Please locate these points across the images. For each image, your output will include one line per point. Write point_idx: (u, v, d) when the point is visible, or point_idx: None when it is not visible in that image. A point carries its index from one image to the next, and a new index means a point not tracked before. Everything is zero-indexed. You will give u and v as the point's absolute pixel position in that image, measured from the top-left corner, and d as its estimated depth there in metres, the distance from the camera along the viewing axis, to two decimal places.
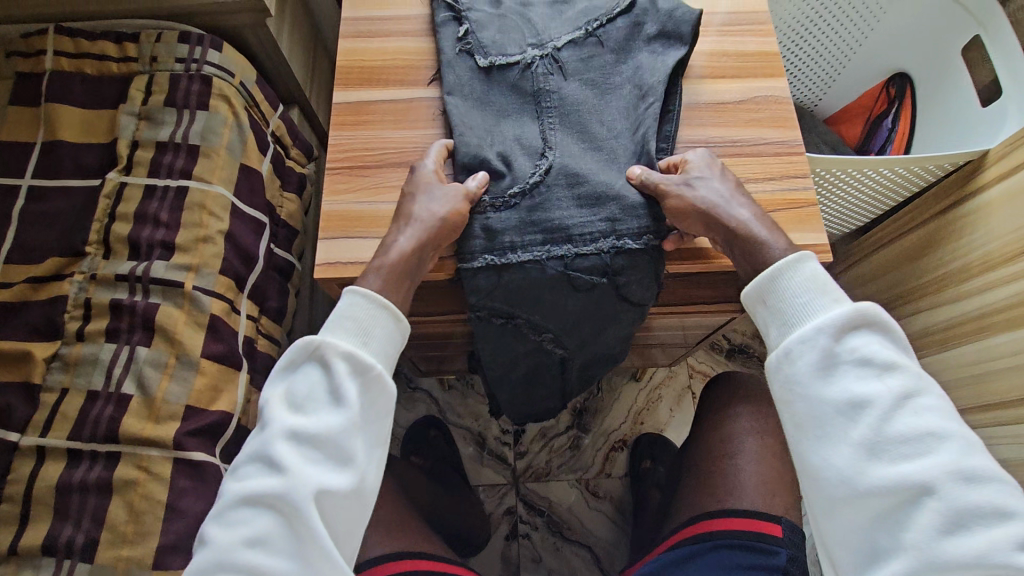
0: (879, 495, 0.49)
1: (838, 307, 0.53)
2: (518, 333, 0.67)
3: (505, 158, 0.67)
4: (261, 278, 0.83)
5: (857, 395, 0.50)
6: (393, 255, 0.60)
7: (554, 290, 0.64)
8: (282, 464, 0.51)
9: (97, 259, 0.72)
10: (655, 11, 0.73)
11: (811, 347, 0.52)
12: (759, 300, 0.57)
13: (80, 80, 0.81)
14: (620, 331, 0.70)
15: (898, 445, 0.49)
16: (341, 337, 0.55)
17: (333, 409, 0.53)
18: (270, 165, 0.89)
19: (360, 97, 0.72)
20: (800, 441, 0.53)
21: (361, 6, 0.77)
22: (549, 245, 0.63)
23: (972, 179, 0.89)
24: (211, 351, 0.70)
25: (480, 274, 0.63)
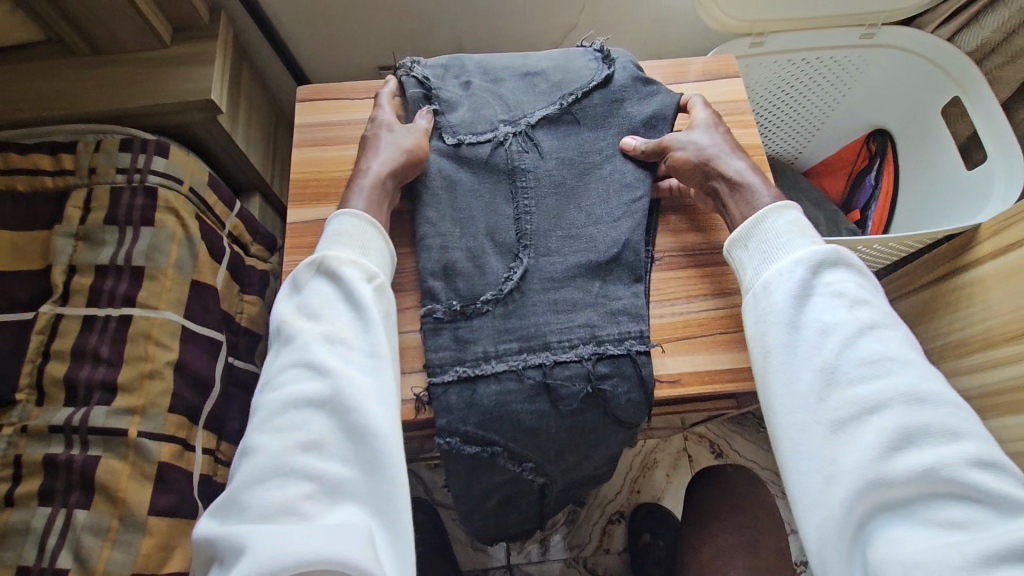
0: (839, 415, 0.48)
1: (814, 247, 0.55)
2: (494, 466, 0.59)
3: (476, 257, 0.62)
4: (219, 402, 0.76)
5: (824, 321, 0.51)
6: (368, 180, 0.61)
7: (535, 408, 0.57)
8: (325, 367, 0.48)
9: (29, 407, 0.65)
10: (634, 90, 0.70)
11: (787, 278, 0.54)
12: (742, 245, 0.59)
13: (11, 200, 0.74)
14: (606, 452, 0.64)
15: (856, 367, 0.48)
16: (340, 252, 0.55)
17: (353, 316, 0.52)
18: (226, 271, 0.82)
19: (317, 214, 0.67)
20: (767, 371, 0.53)
21: (318, 110, 0.72)
22: (525, 355, 0.58)
23: (970, 247, 0.86)
24: (161, 505, 0.63)
25: (452, 390, 0.57)
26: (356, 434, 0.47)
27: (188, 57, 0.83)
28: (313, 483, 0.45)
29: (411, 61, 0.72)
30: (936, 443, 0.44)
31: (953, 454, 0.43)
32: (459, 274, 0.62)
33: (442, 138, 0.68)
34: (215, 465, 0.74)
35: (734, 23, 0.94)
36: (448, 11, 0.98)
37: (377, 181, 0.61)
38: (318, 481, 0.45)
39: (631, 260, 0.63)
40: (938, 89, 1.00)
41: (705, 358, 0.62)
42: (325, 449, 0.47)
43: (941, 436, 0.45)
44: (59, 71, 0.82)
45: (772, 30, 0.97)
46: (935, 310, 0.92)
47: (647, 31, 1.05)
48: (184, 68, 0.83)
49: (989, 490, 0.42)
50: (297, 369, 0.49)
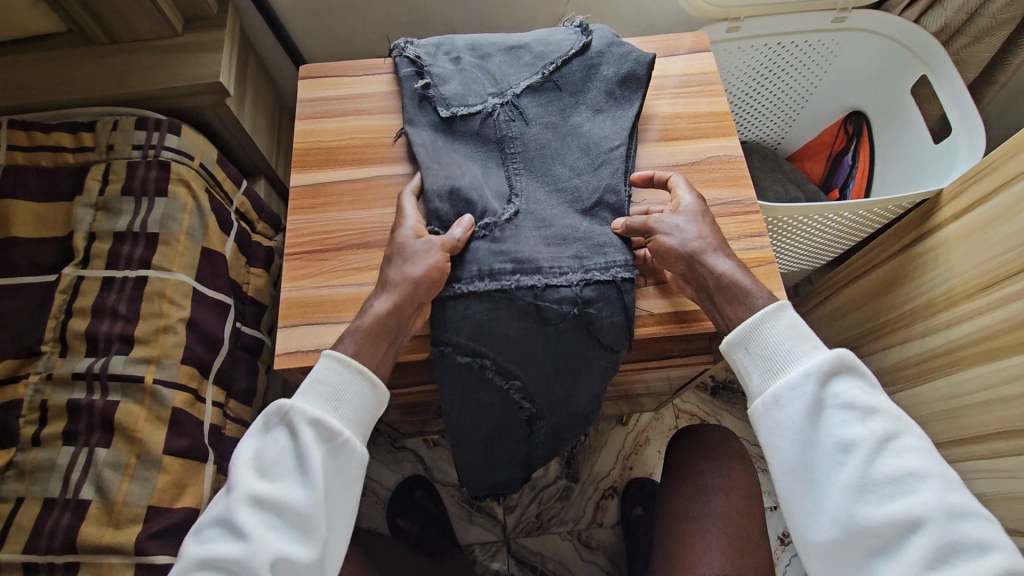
0: (871, 535, 0.50)
1: (817, 353, 0.55)
2: (483, 378, 0.64)
3: (471, 197, 0.67)
4: (227, 361, 0.81)
5: (843, 439, 0.52)
6: (369, 317, 0.59)
7: (525, 325, 0.62)
8: (247, 532, 0.50)
9: (53, 357, 0.70)
10: (611, 54, 0.75)
11: (798, 393, 0.54)
12: (740, 346, 0.57)
13: (35, 173, 0.80)
14: (595, 380, 0.67)
15: (881, 487, 0.50)
16: (310, 403, 0.55)
17: (300, 482, 0.52)
18: (234, 242, 0.88)
19: (318, 179, 0.72)
20: (788, 488, 0.54)
21: (319, 87, 0.78)
22: (519, 276, 0.62)
23: (934, 213, 0.91)
24: (174, 446, 0.68)
25: (450, 304, 0.62)
26: None
27: (198, 44, 0.90)
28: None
29: (405, 41, 0.77)
30: (965, 557, 0.48)
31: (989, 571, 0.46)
32: (464, 204, 0.66)
33: (436, 108, 0.73)
34: (223, 417, 0.79)
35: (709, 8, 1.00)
36: (441, 3, 1.04)
37: (375, 320, 0.59)
38: None
39: (610, 204, 0.68)
40: (906, 67, 1.06)
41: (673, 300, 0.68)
42: None
43: (971, 548, 0.48)
44: (78, 59, 0.88)
45: (746, 15, 1.03)
46: (903, 276, 0.97)
47: (629, 20, 1.11)
48: (195, 54, 0.89)
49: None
50: (222, 526, 0.52)
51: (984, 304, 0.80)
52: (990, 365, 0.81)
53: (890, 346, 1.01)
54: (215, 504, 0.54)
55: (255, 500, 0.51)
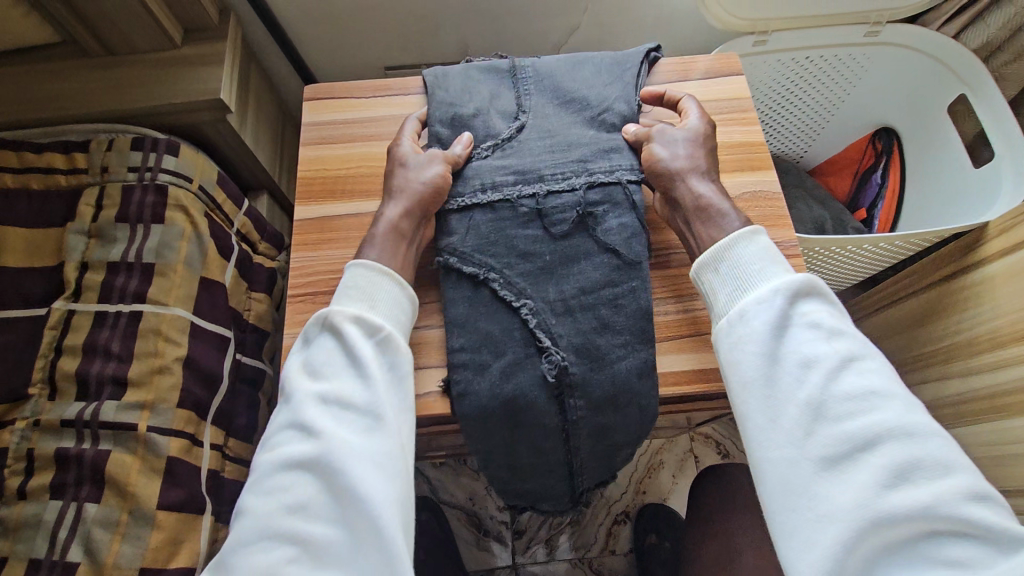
0: (831, 454, 0.46)
1: (788, 275, 0.52)
2: (492, 301, 0.60)
3: (479, 117, 0.68)
4: (227, 399, 0.76)
5: (806, 355, 0.48)
6: (381, 224, 0.61)
7: (530, 231, 0.62)
8: (314, 428, 0.48)
9: (42, 401, 0.66)
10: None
11: (764, 308, 0.51)
12: (712, 265, 0.56)
13: (25, 196, 0.75)
14: (626, 316, 0.59)
15: (844, 403, 0.46)
16: (348, 303, 0.54)
17: (352, 372, 0.51)
18: (235, 269, 0.83)
19: (324, 212, 0.67)
20: (746, 410, 0.50)
21: (326, 109, 0.73)
22: (521, 187, 0.63)
23: (975, 248, 0.85)
24: (169, 499, 0.64)
25: (456, 212, 0.63)
26: (346, 505, 0.46)
27: (198, 58, 0.85)
28: (296, 545, 0.45)
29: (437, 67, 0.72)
30: (929, 478, 0.44)
31: (952, 491, 0.42)
32: (473, 124, 0.68)
33: None
34: (222, 461, 0.74)
35: (734, 20, 0.94)
36: (454, 12, 0.99)
37: (392, 225, 0.60)
38: (300, 544, 0.45)
39: (618, 114, 0.68)
40: (944, 85, 0.99)
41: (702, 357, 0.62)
42: (310, 511, 0.46)
43: (935, 468, 0.44)
44: (72, 72, 0.83)
45: (778, 27, 0.97)
46: (941, 310, 0.92)
47: (652, 31, 1.05)
48: (194, 68, 0.84)
49: (988, 525, 0.41)
50: (286, 433, 0.50)
51: None
52: None
53: (924, 382, 0.96)
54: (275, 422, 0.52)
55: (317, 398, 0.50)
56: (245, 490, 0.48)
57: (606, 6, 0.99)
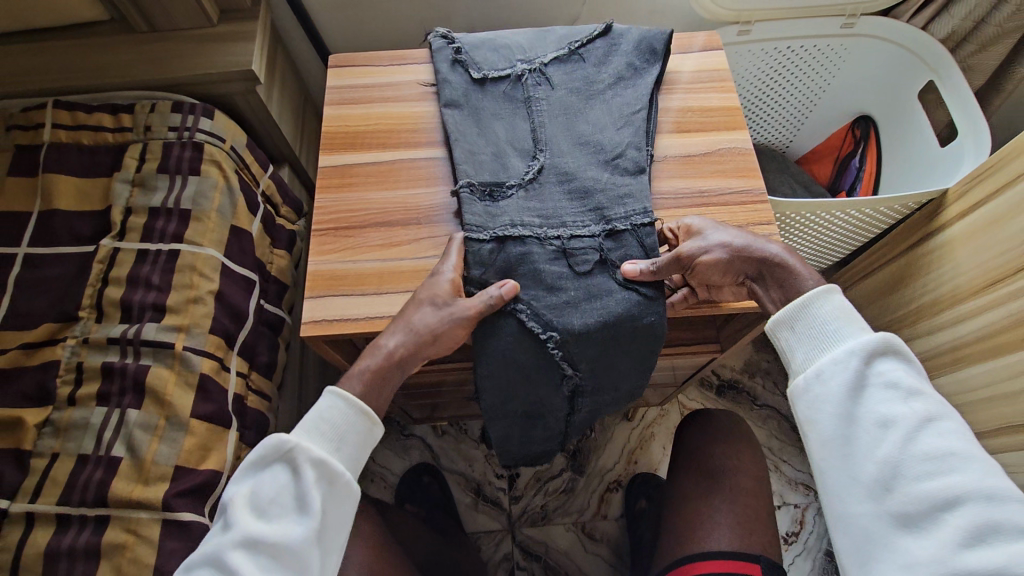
0: (911, 510, 0.50)
1: (864, 334, 0.56)
2: (518, 328, 0.66)
3: (499, 157, 0.74)
4: (251, 335, 0.84)
5: (883, 414, 0.53)
6: (380, 360, 0.62)
7: (555, 270, 0.68)
8: (238, 572, 0.52)
9: (89, 323, 0.74)
10: (629, 33, 0.82)
11: (841, 368, 0.56)
12: (787, 325, 0.61)
13: (76, 151, 0.84)
14: (635, 343, 0.68)
15: (921, 463, 0.51)
16: (316, 443, 0.57)
17: (296, 517, 0.55)
18: (260, 224, 0.91)
19: (344, 161, 0.76)
20: (828, 461, 0.55)
21: (347, 75, 0.82)
22: (547, 228, 0.69)
23: (938, 215, 0.93)
24: (202, 410, 0.72)
25: (485, 244, 0.67)
26: None
27: (231, 34, 0.94)
28: None
29: (445, 33, 0.81)
30: (1006, 538, 0.47)
31: None
32: (493, 163, 0.73)
33: (467, 70, 0.79)
34: (246, 388, 0.82)
35: (721, 11, 1.04)
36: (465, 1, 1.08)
37: (387, 364, 0.61)
38: None
39: (631, 159, 0.74)
40: (914, 75, 1.08)
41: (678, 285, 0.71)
42: None
43: (1013, 532, 0.47)
44: (118, 45, 0.93)
45: (759, 18, 1.06)
46: (910, 275, 0.99)
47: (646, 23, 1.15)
48: (229, 43, 0.93)
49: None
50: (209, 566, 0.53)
51: (996, 299, 0.81)
52: (995, 360, 0.83)
53: None
54: (205, 542, 0.56)
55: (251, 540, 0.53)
56: None
57: None
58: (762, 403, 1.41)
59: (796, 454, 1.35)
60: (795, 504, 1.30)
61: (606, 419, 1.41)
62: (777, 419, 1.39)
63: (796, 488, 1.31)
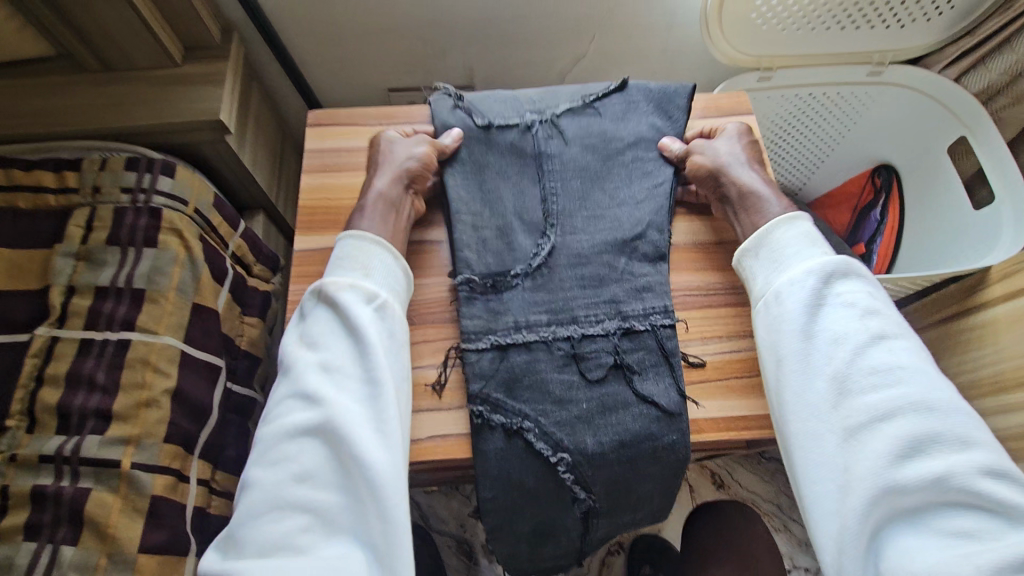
0: (859, 422, 0.49)
1: (824, 256, 0.57)
2: (524, 453, 0.55)
3: (505, 235, 0.62)
4: (216, 430, 0.73)
5: (836, 331, 0.53)
6: (367, 196, 0.62)
7: (564, 378, 0.56)
8: (315, 396, 0.50)
9: (19, 433, 0.63)
10: (650, 92, 0.71)
11: (799, 288, 0.56)
12: (753, 251, 0.60)
13: (12, 217, 0.72)
14: (658, 468, 0.56)
15: (868, 376, 0.50)
16: (342, 275, 0.56)
17: (351, 343, 0.53)
18: (228, 293, 0.80)
19: (325, 242, 0.65)
20: (780, 378, 0.55)
21: (330, 135, 0.71)
22: (555, 327, 0.58)
23: (977, 291, 0.85)
24: (153, 541, 0.61)
25: (486, 355, 0.57)
26: (349, 474, 0.49)
27: (196, 77, 0.83)
28: (308, 514, 0.48)
29: (447, 86, 0.70)
30: (946, 449, 0.47)
31: (961, 464, 0.46)
32: (500, 244, 0.62)
33: (471, 117, 0.68)
34: (210, 497, 0.71)
35: (742, 57, 0.93)
36: (461, 35, 0.98)
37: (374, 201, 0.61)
38: (315, 514, 0.48)
39: (652, 241, 0.63)
40: (945, 126, 0.99)
41: (734, 404, 0.59)
42: (313, 480, 0.49)
43: (953, 444, 0.47)
44: (67, 88, 0.81)
45: (782, 65, 0.96)
46: (944, 349, 0.90)
47: (660, 62, 1.05)
48: (194, 87, 0.82)
49: (1001, 498, 0.45)
50: (288, 401, 0.52)
51: None
52: None
53: None
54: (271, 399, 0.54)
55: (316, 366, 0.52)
56: (252, 463, 0.50)
57: (614, 35, 0.99)
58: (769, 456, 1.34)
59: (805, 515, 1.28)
60: (805, 570, 1.22)
61: None
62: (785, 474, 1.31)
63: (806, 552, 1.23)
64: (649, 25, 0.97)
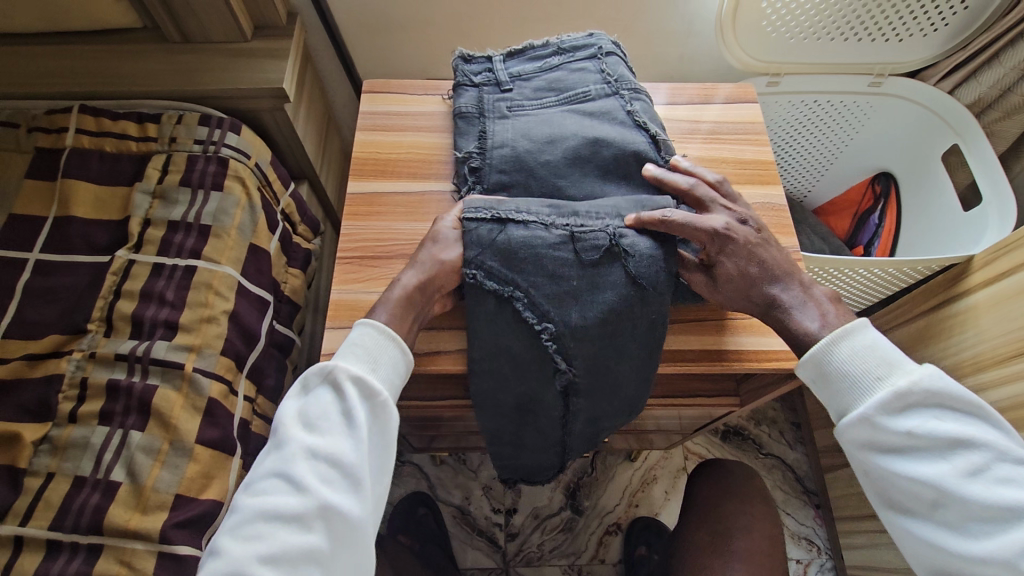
0: (978, 567, 0.50)
1: (886, 387, 0.54)
2: (513, 315, 0.62)
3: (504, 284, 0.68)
4: (261, 356, 0.82)
5: (927, 482, 0.52)
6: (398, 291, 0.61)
7: (558, 256, 0.61)
8: (303, 483, 0.51)
9: (98, 337, 0.72)
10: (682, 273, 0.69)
11: (871, 433, 0.54)
12: (813, 379, 0.59)
13: (99, 157, 0.83)
14: (635, 343, 0.63)
15: (979, 521, 0.50)
16: (352, 362, 0.57)
17: (345, 432, 0.54)
18: (278, 242, 0.89)
19: (372, 189, 0.74)
20: (888, 517, 0.56)
21: (382, 102, 0.81)
22: (555, 216, 0.63)
23: (961, 278, 0.90)
24: (207, 436, 0.69)
25: (481, 228, 0.62)
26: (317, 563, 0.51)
27: (265, 51, 0.94)
28: None
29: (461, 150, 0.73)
30: None
31: None
32: None
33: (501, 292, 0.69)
34: (252, 414, 0.79)
35: (755, 63, 1.03)
36: (498, 30, 1.08)
37: (406, 293, 0.61)
38: None
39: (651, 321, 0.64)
40: (939, 137, 1.06)
41: (709, 336, 0.68)
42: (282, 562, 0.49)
43: None
44: (150, 53, 0.92)
45: (789, 72, 1.06)
46: (931, 334, 0.96)
47: (674, 67, 1.15)
48: (261, 60, 0.93)
49: None
50: (275, 480, 0.52)
51: (1010, 373, 0.80)
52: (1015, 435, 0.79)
53: None
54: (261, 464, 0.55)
55: (310, 452, 0.53)
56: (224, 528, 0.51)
57: (636, 39, 1.09)
58: (767, 452, 1.36)
59: (800, 507, 1.30)
60: (797, 559, 1.25)
61: (608, 458, 1.34)
62: (782, 470, 1.34)
63: (799, 541, 1.26)
64: (667, 32, 1.07)
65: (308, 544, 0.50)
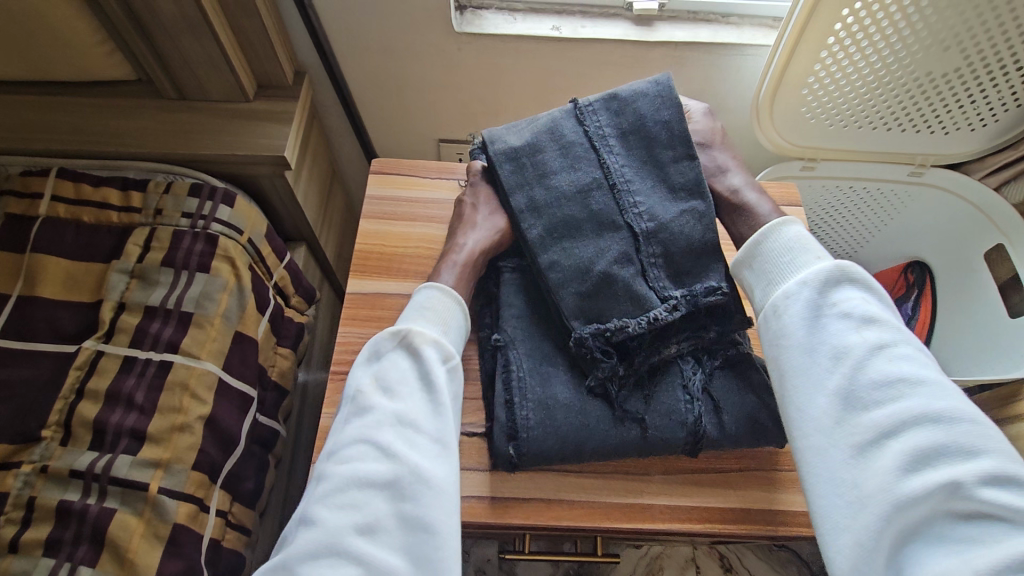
0: (862, 436, 0.48)
1: (820, 264, 0.56)
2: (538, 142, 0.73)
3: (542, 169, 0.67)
4: (240, 461, 0.73)
5: (837, 346, 0.52)
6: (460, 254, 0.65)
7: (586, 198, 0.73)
8: (391, 449, 0.50)
9: (53, 445, 0.63)
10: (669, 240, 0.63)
11: (795, 300, 0.55)
12: (745, 264, 0.61)
13: (74, 229, 0.74)
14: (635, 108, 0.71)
15: (873, 390, 0.49)
16: (424, 326, 0.57)
17: (424, 394, 0.54)
18: (268, 323, 0.80)
19: (375, 288, 0.67)
20: (788, 396, 0.54)
21: (391, 185, 0.74)
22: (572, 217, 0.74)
23: (1013, 400, 0.82)
24: (168, 570, 0.61)
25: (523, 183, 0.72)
26: (412, 532, 0.48)
27: (268, 113, 0.87)
28: (360, 565, 0.46)
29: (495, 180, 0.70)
30: (952, 459, 0.45)
31: (965, 471, 0.44)
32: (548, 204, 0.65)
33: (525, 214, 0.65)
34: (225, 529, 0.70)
35: (788, 146, 0.96)
36: (518, 99, 1.01)
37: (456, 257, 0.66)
38: (364, 565, 0.46)
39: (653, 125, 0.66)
40: (982, 232, 0.99)
41: (749, 489, 0.61)
42: (378, 534, 0.47)
43: (959, 453, 0.45)
44: (141, 108, 0.85)
45: (824, 157, 1.00)
46: None
47: None
48: (262, 123, 0.85)
49: (1008, 505, 0.43)
50: (360, 445, 0.51)
51: None
52: None
53: None
54: (340, 436, 0.53)
55: (394, 417, 0.52)
56: (314, 502, 0.49)
57: None
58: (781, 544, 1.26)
59: None
60: None
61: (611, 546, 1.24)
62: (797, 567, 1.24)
63: None
64: None
65: (399, 511, 0.48)
